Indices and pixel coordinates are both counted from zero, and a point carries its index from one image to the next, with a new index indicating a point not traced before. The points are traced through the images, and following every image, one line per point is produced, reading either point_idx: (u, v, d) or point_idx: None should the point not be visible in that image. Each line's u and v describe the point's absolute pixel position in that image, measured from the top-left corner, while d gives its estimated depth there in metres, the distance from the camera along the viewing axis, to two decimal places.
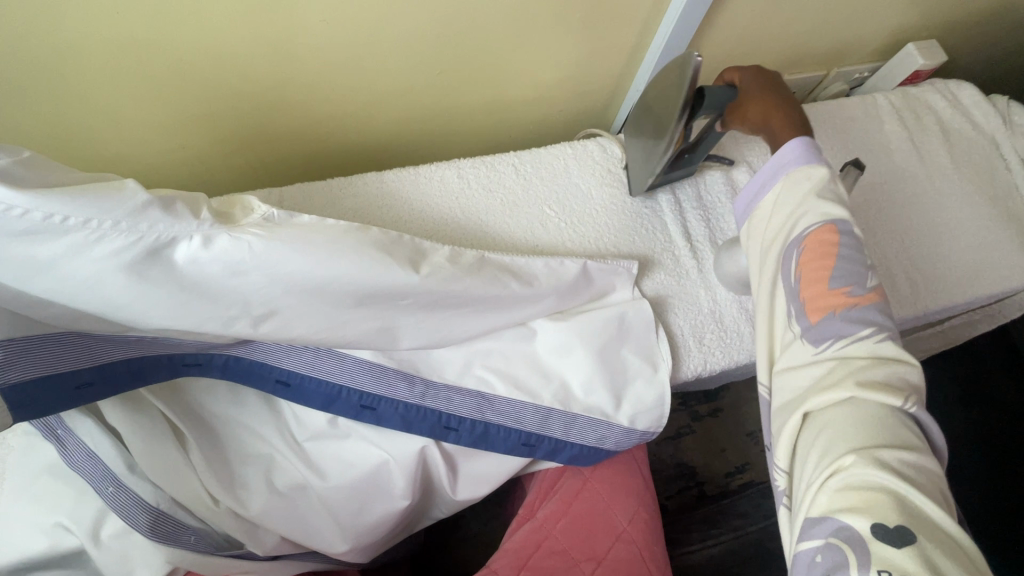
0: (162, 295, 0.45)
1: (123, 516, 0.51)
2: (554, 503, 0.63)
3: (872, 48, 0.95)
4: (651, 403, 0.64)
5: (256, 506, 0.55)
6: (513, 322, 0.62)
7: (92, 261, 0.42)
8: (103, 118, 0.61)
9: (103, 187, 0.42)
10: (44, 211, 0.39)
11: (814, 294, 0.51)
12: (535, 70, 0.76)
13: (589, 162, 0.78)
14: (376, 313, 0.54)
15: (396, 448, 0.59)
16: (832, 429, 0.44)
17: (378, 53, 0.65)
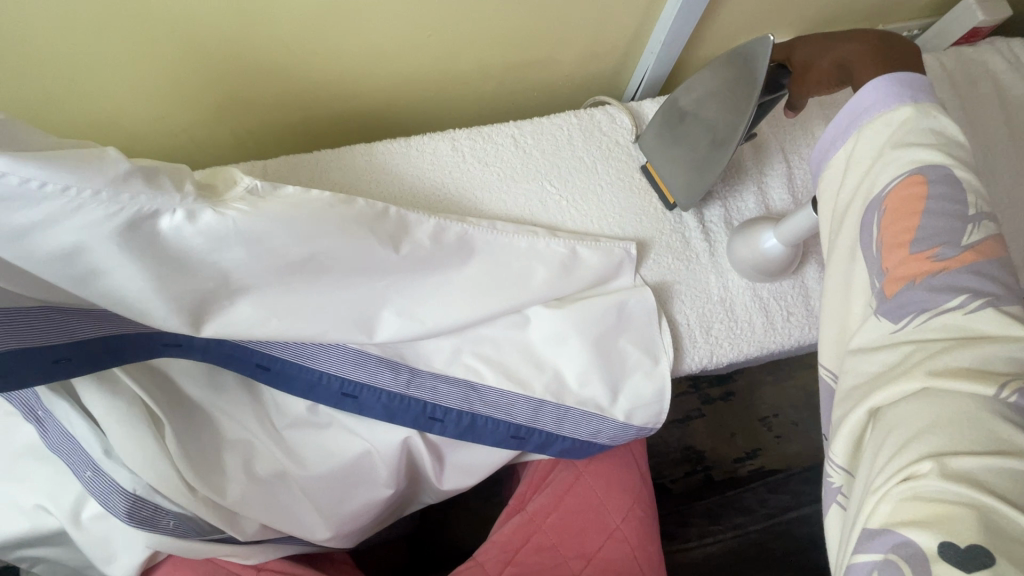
0: (138, 271, 0.41)
1: (101, 501, 0.51)
2: (545, 497, 0.60)
3: (925, 2, 0.84)
4: (650, 397, 0.60)
5: (234, 494, 0.54)
6: (505, 310, 0.58)
7: (67, 226, 0.37)
8: (84, 79, 0.56)
9: (78, 153, 0.38)
10: (21, 175, 0.35)
11: (891, 261, 0.42)
12: (542, 28, 0.69)
13: (595, 134, 0.72)
14: (353, 297, 0.51)
15: (378, 438, 0.57)
16: (900, 427, 0.36)
17: (365, 12, 0.59)
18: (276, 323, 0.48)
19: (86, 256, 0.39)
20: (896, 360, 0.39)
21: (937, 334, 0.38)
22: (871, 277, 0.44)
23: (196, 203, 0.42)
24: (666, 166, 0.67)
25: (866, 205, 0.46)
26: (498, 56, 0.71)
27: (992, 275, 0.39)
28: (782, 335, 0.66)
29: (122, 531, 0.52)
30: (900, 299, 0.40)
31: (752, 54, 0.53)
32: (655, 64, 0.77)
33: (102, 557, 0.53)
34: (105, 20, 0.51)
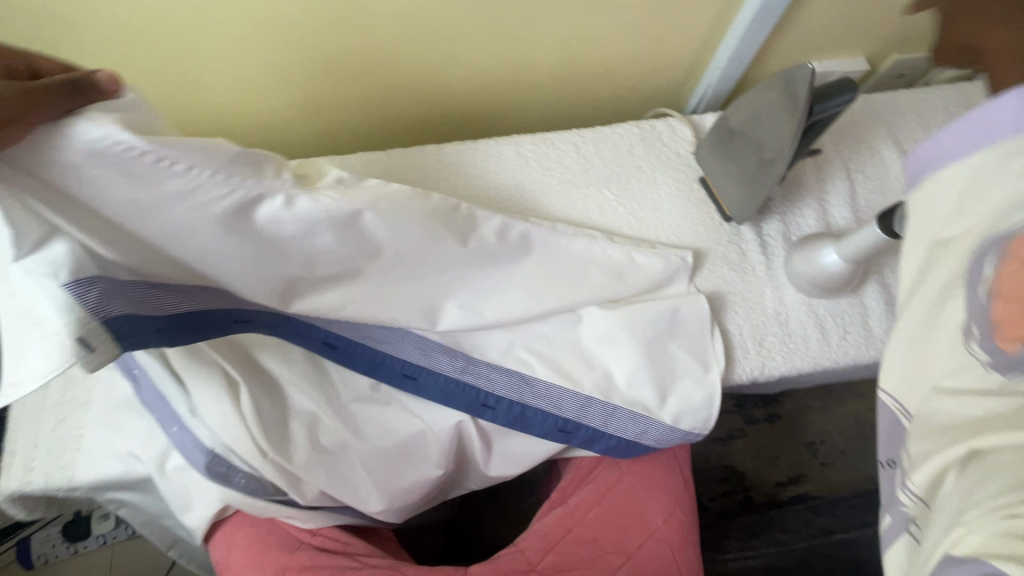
0: (238, 248, 0.44)
1: (186, 453, 0.57)
2: (588, 492, 0.62)
3: None
4: (698, 403, 0.60)
5: (300, 460, 0.58)
6: (559, 308, 0.60)
7: (188, 204, 0.41)
8: (204, 69, 0.62)
9: (200, 138, 0.41)
10: (156, 154, 0.38)
11: (1009, 316, 0.35)
12: (609, 40, 0.72)
13: (655, 145, 0.74)
14: (420, 281, 0.55)
15: (433, 419, 0.61)
16: (1005, 470, 0.34)
17: (443, 23, 0.64)
18: (346, 295, 0.52)
19: (197, 233, 0.42)
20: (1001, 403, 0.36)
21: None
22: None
23: (291, 190, 0.44)
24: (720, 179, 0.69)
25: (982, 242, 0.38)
26: (565, 66, 0.74)
27: None
28: (838, 353, 0.65)
29: (198, 484, 0.58)
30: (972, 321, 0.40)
31: (794, 79, 0.55)
32: (718, 78, 0.78)
33: (181, 503, 0.59)
34: (218, 24, 0.57)
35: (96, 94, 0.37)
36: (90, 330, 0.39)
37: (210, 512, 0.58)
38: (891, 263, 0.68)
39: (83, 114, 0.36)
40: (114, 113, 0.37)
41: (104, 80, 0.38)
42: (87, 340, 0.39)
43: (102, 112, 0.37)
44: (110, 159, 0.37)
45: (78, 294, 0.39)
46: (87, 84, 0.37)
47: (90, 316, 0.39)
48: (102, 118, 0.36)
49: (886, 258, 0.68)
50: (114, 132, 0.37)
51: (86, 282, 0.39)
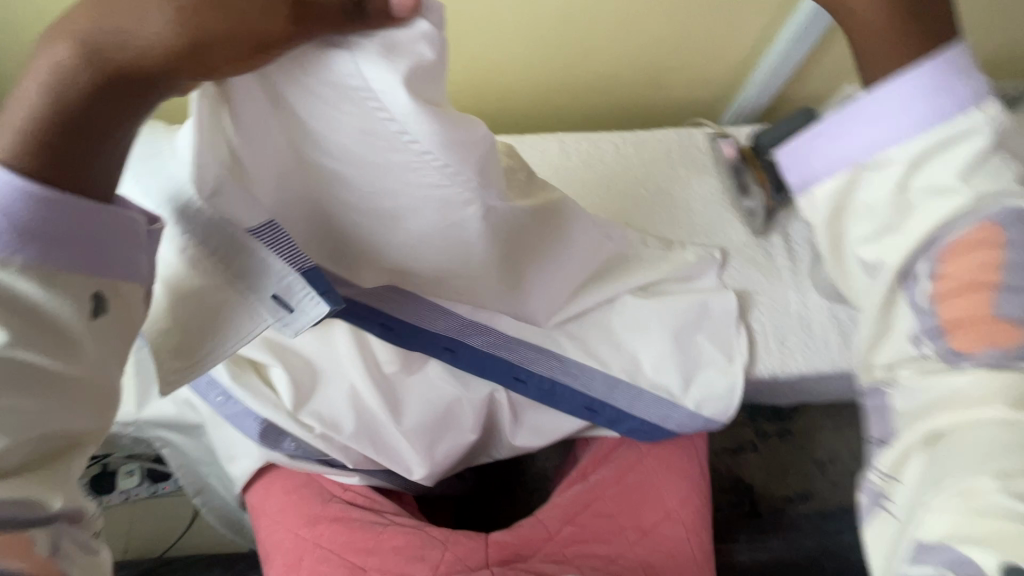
0: (427, 230, 0.47)
1: (235, 421, 0.62)
2: (608, 471, 0.65)
3: None
4: (721, 392, 0.63)
5: (348, 429, 0.61)
6: (604, 300, 0.64)
7: (405, 177, 0.43)
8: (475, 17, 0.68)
9: (455, 118, 0.41)
10: (406, 128, 0.40)
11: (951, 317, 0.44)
12: (654, 49, 0.76)
13: (689, 152, 0.77)
14: (511, 277, 0.58)
15: (468, 389, 0.64)
16: (957, 457, 0.41)
17: (501, 24, 0.70)
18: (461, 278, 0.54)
19: (393, 200, 0.45)
20: (971, 390, 0.43)
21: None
22: (923, 326, 0.46)
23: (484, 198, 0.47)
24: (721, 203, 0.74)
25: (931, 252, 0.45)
26: (610, 71, 0.79)
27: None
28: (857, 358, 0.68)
29: (242, 440, 0.63)
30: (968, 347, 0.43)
31: None
32: (755, 94, 0.82)
33: (227, 451, 0.65)
34: None
35: (365, 19, 0.37)
36: (282, 289, 0.43)
37: (253, 465, 0.64)
38: None
39: (368, 50, 0.37)
40: (398, 63, 0.38)
41: (395, 5, 0.37)
42: (281, 298, 0.43)
43: (387, 50, 0.37)
44: (363, 104, 0.39)
45: (270, 248, 0.41)
46: (372, 6, 0.37)
47: (285, 271, 0.42)
48: (382, 64, 0.37)
49: None
50: (383, 85, 0.38)
51: (273, 233, 0.41)
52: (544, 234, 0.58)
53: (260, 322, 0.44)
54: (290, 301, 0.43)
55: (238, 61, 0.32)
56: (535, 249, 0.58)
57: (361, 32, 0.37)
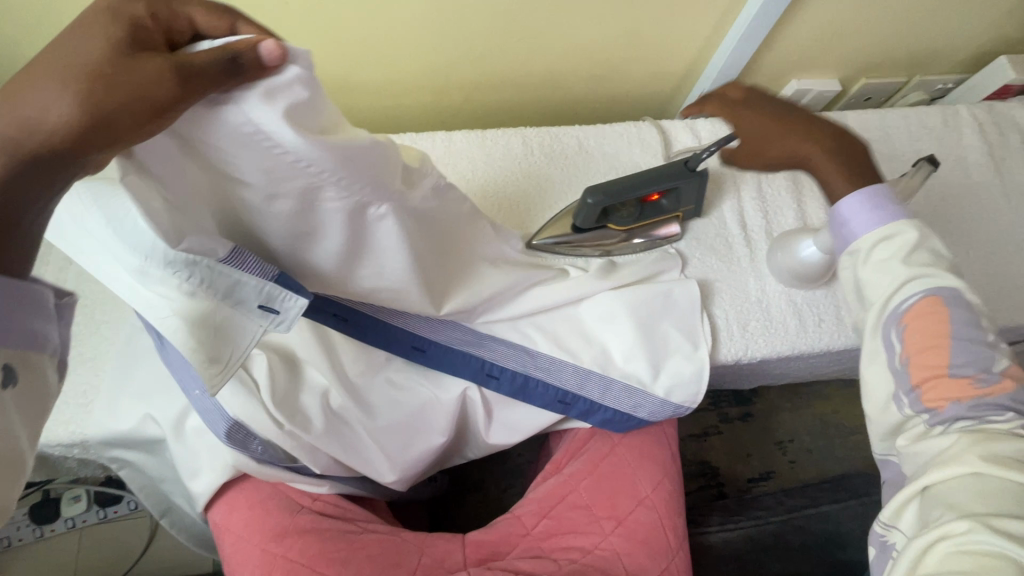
0: (339, 243, 0.44)
1: (207, 417, 0.56)
2: (582, 463, 0.65)
3: (958, 58, 0.91)
4: (689, 377, 0.64)
5: (318, 430, 0.58)
6: (570, 301, 0.65)
7: (302, 197, 0.40)
8: (389, 20, 0.68)
9: (350, 137, 0.38)
10: (292, 155, 0.36)
11: (923, 380, 0.46)
12: (613, 43, 0.78)
13: (651, 145, 0.79)
14: (444, 270, 0.56)
15: (441, 389, 0.63)
16: (950, 500, 0.40)
17: (457, 18, 0.70)
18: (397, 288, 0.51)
19: (307, 221, 0.42)
20: (948, 450, 0.43)
21: (992, 438, 0.41)
22: (900, 389, 0.47)
23: (395, 207, 0.44)
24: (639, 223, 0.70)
25: (880, 321, 0.49)
26: (569, 65, 0.80)
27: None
28: (813, 340, 0.71)
29: (210, 451, 0.58)
30: (946, 411, 0.44)
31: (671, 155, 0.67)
32: (710, 88, 0.85)
33: (190, 469, 0.59)
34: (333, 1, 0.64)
35: (254, 70, 0.34)
36: (266, 296, 0.42)
37: (217, 482, 0.58)
38: None
39: (246, 96, 0.34)
40: (280, 102, 0.34)
41: (265, 51, 0.34)
42: (268, 305, 0.42)
43: (269, 93, 0.34)
44: (254, 145, 0.36)
45: (239, 267, 0.40)
46: (245, 56, 0.33)
47: (261, 282, 0.41)
48: (263, 106, 0.34)
49: None
50: (268, 124, 0.34)
51: (237, 253, 0.40)
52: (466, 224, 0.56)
53: (255, 335, 0.43)
54: (276, 304, 0.42)
55: (140, 128, 0.31)
56: (459, 248, 0.57)
57: (246, 83, 0.34)
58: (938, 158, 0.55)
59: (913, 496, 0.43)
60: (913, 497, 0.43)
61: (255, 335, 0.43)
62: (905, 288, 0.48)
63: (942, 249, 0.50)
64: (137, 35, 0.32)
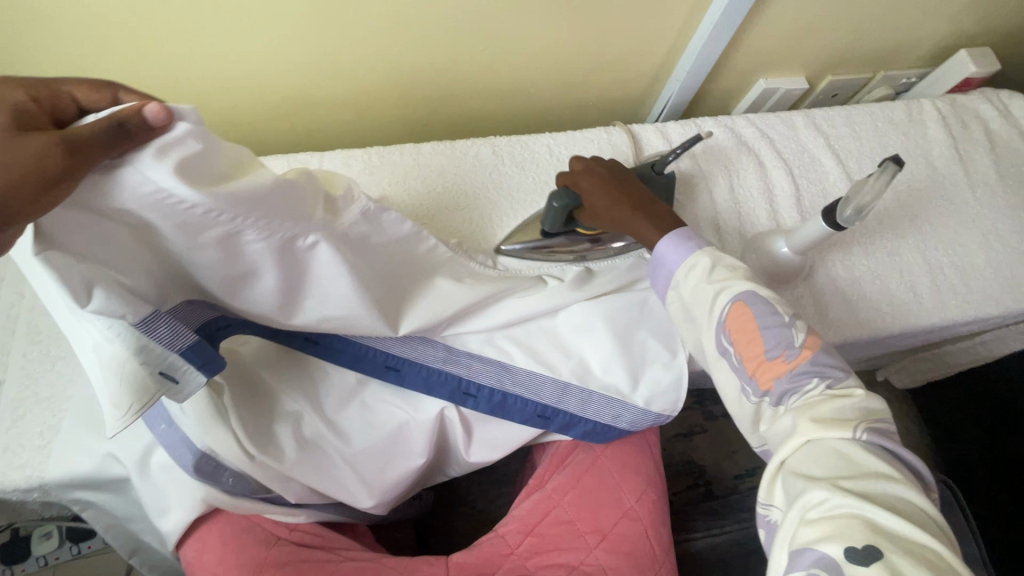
0: (275, 277, 0.48)
1: (173, 452, 0.54)
2: (565, 475, 0.64)
3: (920, 52, 0.92)
4: (668, 386, 0.64)
5: (290, 459, 0.56)
6: (544, 311, 0.64)
7: (227, 244, 0.44)
8: (343, 35, 0.67)
9: (248, 180, 0.43)
10: (205, 207, 0.41)
11: (754, 372, 0.52)
12: (578, 50, 0.77)
13: (623, 149, 0.79)
14: (398, 291, 0.58)
15: (417, 409, 0.61)
16: (803, 472, 0.44)
17: (415, 30, 0.68)
18: (346, 317, 0.53)
19: (237, 264, 0.46)
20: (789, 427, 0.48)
21: (817, 405, 0.48)
22: (742, 381, 0.53)
23: (321, 235, 0.48)
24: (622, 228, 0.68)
25: (711, 332, 0.55)
26: (536, 73, 0.79)
27: (830, 362, 0.50)
28: None
29: (177, 487, 0.55)
30: (778, 391, 0.50)
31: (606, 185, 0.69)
32: (679, 90, 0.84)
33: (159, 506, 0.56)
34: (282, 16, 0.62)
35: (143, 133, 0.39)
36: (166, 365, 0.45)
37: (187, 518, 0.55)
38: (833, 258, 0.75)
39: (140, 156, 0.38)
40: (174, 156, 0.39)
41: (151, 114, 0.39)
42: (168, 374, 0.45)
43: (163, 151, 0.39)
44: (162, 206, 0.40)
45: (147, 333, 0.43)
46: (134, 121, 0.38)
47: (166, 351, 0.44)
48: (160, 165, 0.38)
49: (829, 254, 0.75)
50: (168, 182, 0.39)
51: (151, 320, 0.43)
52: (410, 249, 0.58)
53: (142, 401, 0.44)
54: (177, 373, 0.45)
55: (38, 196, 0.34)
56: (410, 273, 0.59)
57: (141, 144, 0.39)
58: (904, 159, 0.55)
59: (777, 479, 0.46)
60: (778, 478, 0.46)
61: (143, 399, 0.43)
62: (715, 302, 0.55)
63: (737, 262, 0.57)
64: (21, 119, 0.37)
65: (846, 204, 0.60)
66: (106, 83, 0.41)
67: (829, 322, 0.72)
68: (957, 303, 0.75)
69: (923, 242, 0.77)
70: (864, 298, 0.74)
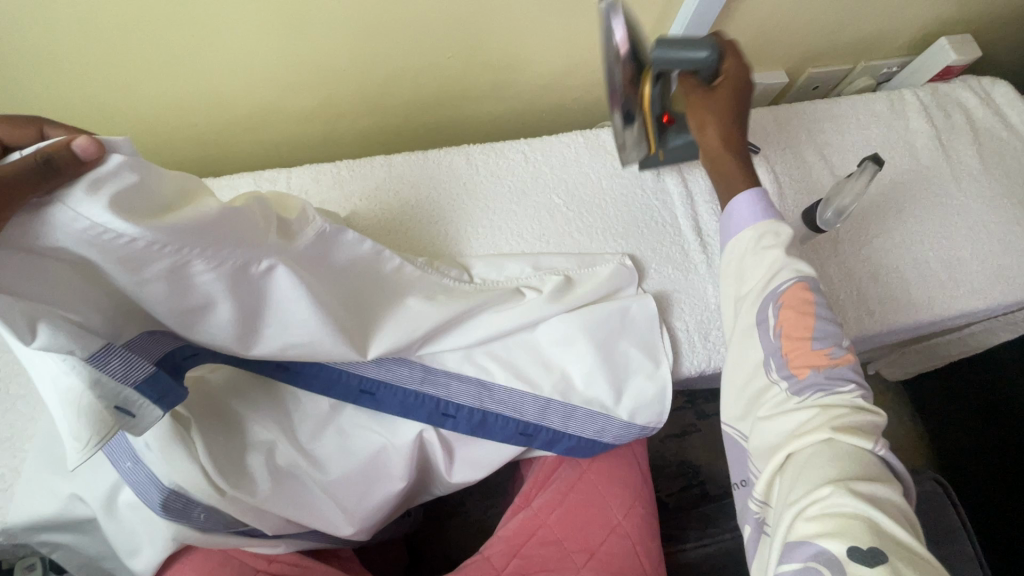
0: (228, 310, 0.46)
1: (139, 491, 0.51)
2: (550, 493, 0.63)
3: (900, 43, 0.91)
4: (652, 398, 0.62)
5: (264, 492, 0.54)
6: (522, 325, 0.62)
7: (175, 278, 0.42)
8: (303, 44, 0.64)
9: (190, 211, 0.42)
10: (146, 240, 0.39)
11: (795, 350, 0.50)
12: (551, 51, 0.75)
13: (600, 152, 0.77)
14: (366, 312, 0.57)
15: (394, 433, 0.60)
16: (809, 470, 0.43)
17: (378, 38, 0.66)
18: (311, 344, 0.51)
19: (188, 299, 0.44)
20: (804, 421, 0.47)
21: (838, 409, 0.46)
22: (767, 356, 0.51)
23: (276, 259, 0.47)
24: (653, 111, 0.64)
25: (761, 299, 0.53)
26: (508, 77, 0.77)
27: (859, 372, 0.49)
28: None
29: (147, 526, 0.53)
30: (811, 380, 0.48)
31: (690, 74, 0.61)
32: None
33: (129, 546, 0.54)
34: (235, 24, 0.60)
35: (71, 166, 0.38)
36: (122, 399, 0.43)
37: (158, 557, 0.53)
38: (818, 258, 0.74)
39: (73, 192, 0.38)
40: (108, 190, 0.39)
41: (79, 149, 0.39)
42: (124, 407, 0.43)
43: (96, 185, 0.39)
44: (99, 242, 0.38)
45: (100, 367, 0.41)
46: (61, 155, 0.38)
47: (121, 383, 0.42)
48: (93, 200, 0.38)
49: (814, 253, 0.74)
50: (103, 217, 0.38)
51: (103, 353, 0.42)
52: (374, 268, 0.57)
53: (94, 436, 0.42)
54: (132, 408, 0.43)
55: None
56: (377, 293, 0.58)
57: (71, 179, 0.38)
58: (883, 158, 0.54)
59: (780, 470, 0.46)
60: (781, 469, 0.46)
61: (96, 434, 0.41)
62: (775, 278, 0.53)
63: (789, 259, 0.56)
64: None
65: (827, 206, 0.60)
66: (31, 119, 0.42)
67: None
68: (946, 298, 0.73)
69: (909, 236, 0.76)
70: (852, 296, 0.72)
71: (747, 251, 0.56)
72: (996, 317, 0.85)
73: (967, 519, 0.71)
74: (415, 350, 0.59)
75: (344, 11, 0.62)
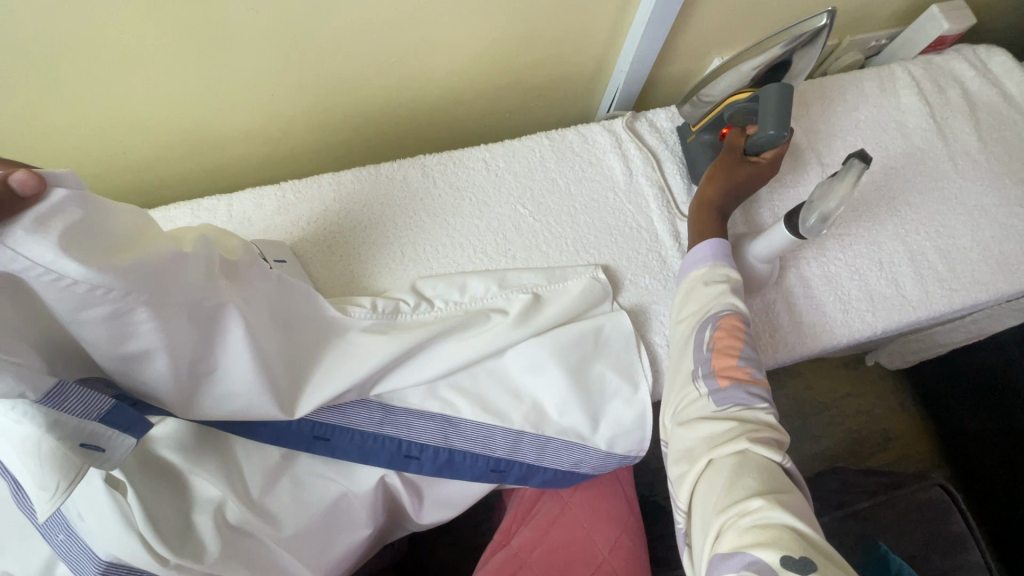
0: (160, 365, 0.41)
1: (73, 566, 0.46)
2: (530, 530, 0.59)
3: (889, 14, 0.84)
4: (631, 424, 0.58)
5: (213, 553, 0.48)
6: (484, 355, 0.57)
7: (111, 327, 0.37)
8: (228, 60, 0.58)
9: (146, 252, 0.37)
10: (91, 284, 0.34)
11: (722, 364, 0.50)
12: (509, 46, 0.69)
13: (567, 155, 0.71)
14: (311, 353, 0.54)
15: (355, 479, 0.56)
16: (732, 479, 0.42)
17: (315, 47, 0.60)
18: (248, 398, 0.47)
19: (127, 346, 0.38)
20: (722, 431, 0.46)
21: (750, 423, 0.47)
22: (695, 365, 0.52)
23: (224, 301, 0.44)
24: (721, 113, 0.65)
25: (700, 318, 0.54)
26: (464, 77, 0.71)
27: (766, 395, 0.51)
28: (770, 355, 0.65)
29: None
30: (733, 393, 0.48)
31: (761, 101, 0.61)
32: (625, 82, 0.76)
33: None
34: (153, 46, 0.54)
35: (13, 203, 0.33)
36: (88, 435, 0.38)
37: None
38: (805, 258, 0.69)
39: (14, 231, 0.32)
40: (56, 227, 0.34)
41: (20, 184, 0.33)
42: (90, 444, 0.38)
43: (40, 221, 0.33)
44: (45, 285, 0.33)
45: (56, 407, 0.37)
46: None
47: (84, 420, 0.37)
48: (37, 237, 0.33)
49: (801, 251, 0.69)
50: (47, 258, 0.33)
51: (58, 392, 0.37)
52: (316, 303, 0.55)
53: (62, 481, 0.36)
54: (101, 442, 0.38)
55: None
56: (320, 336, 0.55)
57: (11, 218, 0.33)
58: (869, 155, 0.52)
59: (700, 475, 0.46)
60: (702, 474, 0.45)
61: (65, 477, 0.36)
62: (717, 302, 0.54)
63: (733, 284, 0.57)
64: None
65: (810, 211, 0.56)
66: None
67: (805, 329, 0.66)
68: (944, 292, 0.68)
69: (903, 227, 0.71)
70: (844, 297, 0.67)
71: (695, 284, 0.57)
72: (1001, 304, 0.79)
73: (974, 527, 0.67)
74: (370, 391, 0.55)
75: (271, 24, 0.56)
